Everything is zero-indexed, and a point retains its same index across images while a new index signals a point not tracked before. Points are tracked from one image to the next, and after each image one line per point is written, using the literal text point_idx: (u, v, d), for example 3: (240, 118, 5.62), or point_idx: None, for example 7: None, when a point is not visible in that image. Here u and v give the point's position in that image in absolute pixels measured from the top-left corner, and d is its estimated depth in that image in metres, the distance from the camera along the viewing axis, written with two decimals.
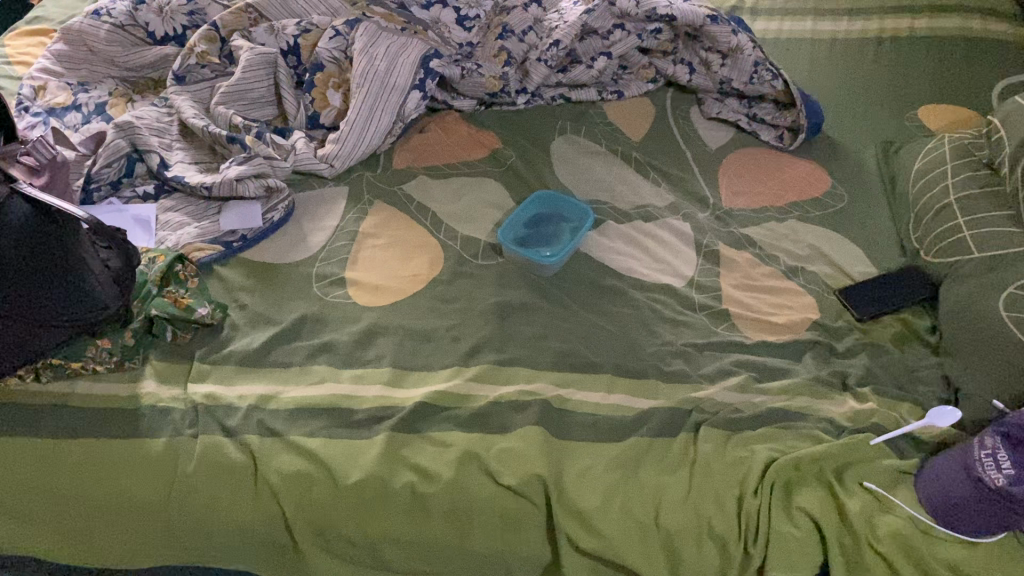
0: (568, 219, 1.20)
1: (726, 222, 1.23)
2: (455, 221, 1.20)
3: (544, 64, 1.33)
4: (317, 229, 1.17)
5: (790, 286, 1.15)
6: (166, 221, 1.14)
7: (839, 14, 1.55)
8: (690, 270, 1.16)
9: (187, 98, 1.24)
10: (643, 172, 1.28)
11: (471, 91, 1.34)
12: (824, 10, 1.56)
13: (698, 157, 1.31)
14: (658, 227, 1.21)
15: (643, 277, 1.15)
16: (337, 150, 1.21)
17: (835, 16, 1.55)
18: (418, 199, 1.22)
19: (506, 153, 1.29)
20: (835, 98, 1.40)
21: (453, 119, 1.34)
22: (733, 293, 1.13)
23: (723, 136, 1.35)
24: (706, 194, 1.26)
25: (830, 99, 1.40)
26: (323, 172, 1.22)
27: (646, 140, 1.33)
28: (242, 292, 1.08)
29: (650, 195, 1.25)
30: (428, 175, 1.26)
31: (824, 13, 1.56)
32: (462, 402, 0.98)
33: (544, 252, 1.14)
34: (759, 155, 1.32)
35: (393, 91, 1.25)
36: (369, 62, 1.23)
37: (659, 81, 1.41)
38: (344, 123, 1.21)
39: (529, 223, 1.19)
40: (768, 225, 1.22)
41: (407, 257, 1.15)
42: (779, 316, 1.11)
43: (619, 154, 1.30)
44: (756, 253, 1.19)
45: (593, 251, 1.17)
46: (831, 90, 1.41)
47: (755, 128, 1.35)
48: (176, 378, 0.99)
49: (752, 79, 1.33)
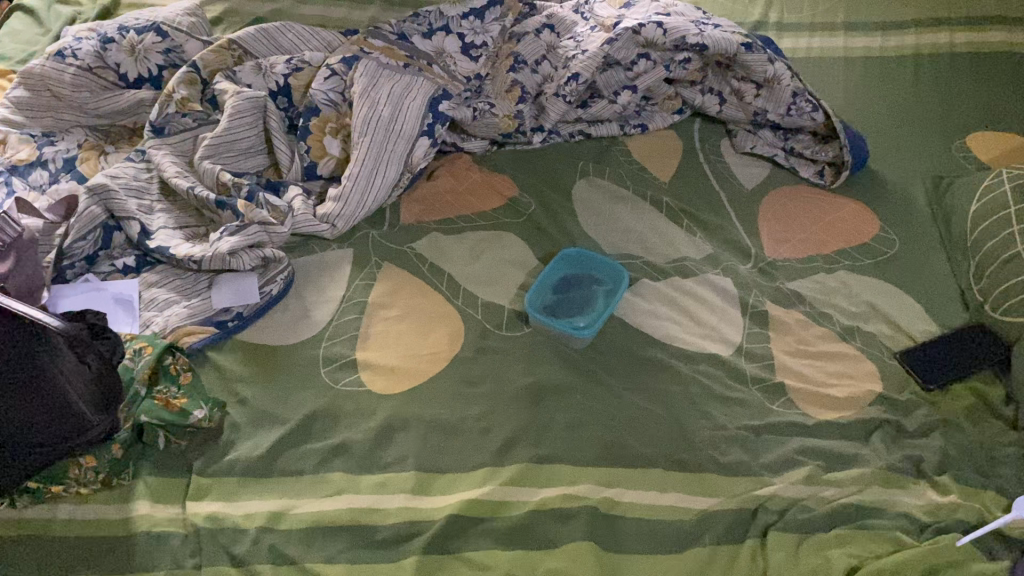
0: (600, 280, 1.08)
1: (771, 276, 1.12)
2: (474, 284, 1.08)
3: (562, 99, 1.21)
4: (321, 300, 1.04)
5: (847, 351, 1.04)
6: (151, 298, 1.01)
7: (870, 27, 1.44)
8: (737, 335, 1.05)
9: (167, 153, 1.11)
10: (675, 219, 1.17)
11: (483, 133, 1.22)
12: (854, 23, 1.44)
13: (733, 199, 1.20)
14: (698, 285, 1.09)
15: (686, 345, 1.03)
16: (339, 209, 1.09)
17: (867, 30, 1.43)
18: (431, 259, 1.10)
19: (525, 202, 1.17)
20: (876, 125, 1.29)
21: (463, 162, 1.21)
22: (787, 362, 1.03)
23: (759, 173, 1.23)
24: (746, 243, 1.15)
25: (871, 127, 1.29)
26: (325, 233, 1.09)
27: (675, 180, 1.22)
28: (241, 385, 0.95)
29: (685, 245, 1.14)
30: (440, 231, 1.14)
31: (855, 27, 1.44)
32: (500, 512, 0.87)
33: (577, 322, 1.02)
34: (799, 195, 1.21)
35: (400, 139, 1.12)
36: (371, 106, 1.11)
37: (685, 112, 1.29)
38: (347, 178, 1.09)
39: (559, 287, 1.07)
40: (816, 278, 1.12)
41: (424, 332, 1.02)
42: (839, 390, 1.00)
43: (648, 199, 1.19)
44: (807, 312, 1.08)
45: (629, 314, 1.06)
46: (872, 117, 1.30)
47: (793, 164, 1.24)
48: (173, 495, 0.87)
49: (790, 111, 1.22)
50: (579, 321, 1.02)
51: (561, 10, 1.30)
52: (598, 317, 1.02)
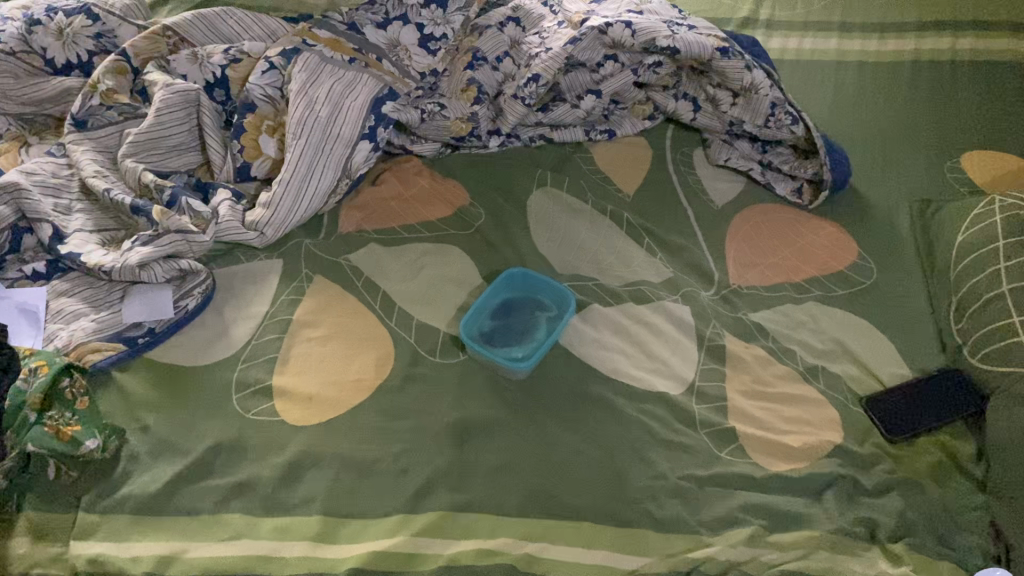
0: (544, 305, 1.00)
1: (732, 305, 1.03)
2: (410, 304, 1.00)
3: (521, 102, 1.11)
4: (242, 317, 0.97)
5: (807, 394, 0.96)
6: (58, 309, 0.94)
7: (868, 28, 1.33)
8: (689, 372, 0.97)
9: (89, 149, 1.03)
10: (636, 236, 1.08)
11: (434, 135, 1.13)
12: (851, 22, 1.34)
13: (700, 216, 1.11)
14: (652, 313, 1.01)
15: (633, 381, 0.96)
16: (268, 216, 1.00)
17: (864, 31, 1.33)
18: (367, 273, 1.03)
19: (474, 213, 1.09)
20: (866, 139, 1.19)
21: (413, 166, 1.13)
22: (740, 405, 0.95)
23: (732, 189, 1.14)
24: (710, 267, 1.06)
25: (859, 140, 1.19)
26: (253, 241, 1.02)
27: (640, 193, 1.13)
28: (145, 411, 0.89)
29: (643, 267, 1.05)
30: (380, 242, 1.06)
31: (852, 27, 1.33)
32: (406, 566, 0.80)
33: (514, 354, 0.94)
34: (774, 214, 1.12)
35: (338, 142, 1.04)
36: (308, 105, 1.02)
37: (657, 118, 1.20)
38: (277, 184, 1.01)
39: (499, 311, 0.99)
40: (783, 310, 1.03)
41: (350, 356, 0.95)
42: (794, 439, 0.92)
43: (609, 213, 1.10)
44: (768, 347, 1.00)
45: (574, 343, 0.98)
46: (861, 129, 1.20)
47: (769, 179, 1.15)
48: (56, 532, 0.80)
49: (768, 122, 1.12)
50: (517, 353, 0.94)
51: (529, 2, 1.20)
52: (538, 349, 0.94)
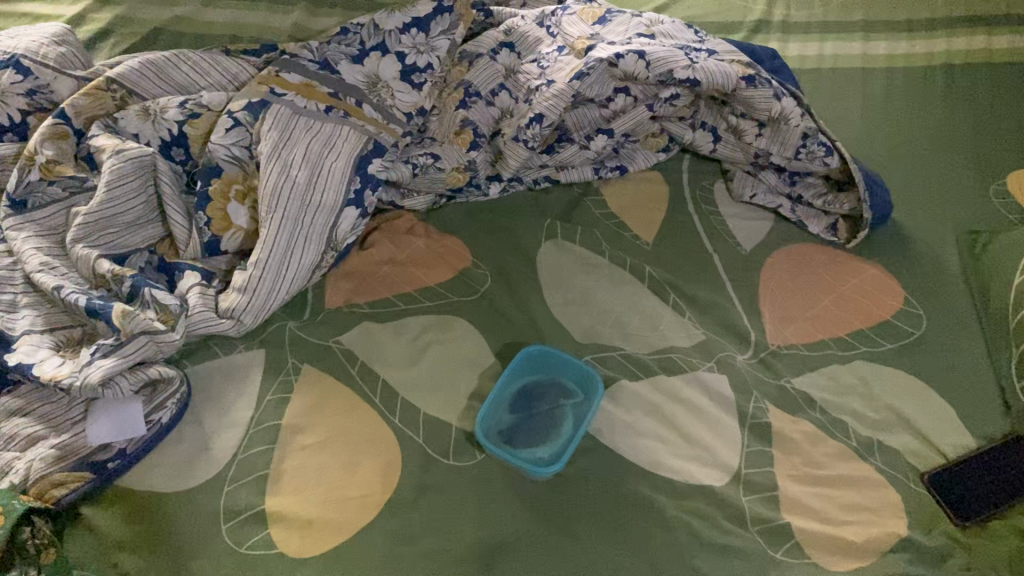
0: (567, 390, 0.90)
1: (774, 370, 0.93)
2: (416, 393, 0.88)
3: (523, 145, 0.99)
4: (224, 425, 0.85)
5: (865, 475, 0.86)
6: (12, 435, 0.81)
7: (893, 41, 1.23)
8: (734, 458, 0.87)
9: (31, 235, 0.88)
10: (660, 292, 0.97)
11: (427, 188, 1.01)
12: (874, 35, 1.24)
13: (729, 264, 1.00)
14: (687, 386, 0.90)
15: (672, 474, 0.85)
16: (245, 302, 0.88)
17: (888, 44, 1.23)
18: (364, 358, 0.90)
19: (479, 275, 0.97)
20: (903, 164, 1.09)
21: (405, 224, 1.00)
22: (793, 493, 0.85)
23: (760, 228, 1.04)
24: (746, 325, 0.95)
25: (895, 167, 1.09)
26: (229, 331, 0.88)
27: (661, 240, 1.01)
28: (121, 553, 0.77)
29: (672, 329, 0.94)
30: (374, 317, 0.93)
31: (875, 40, 1.24)
32: None
33: (539, 455, 0.85)
34: (809, 257, 1.01)
35: (320, 211, 0.91)
36: (283, 171, 0.89)
37: (672, 149, 1.09)
38: (254, 265, 0.87)
39: (518, 400, 0.89)
40: (829, 372, 0.93)
41: (353, 465, 0.83)
42: (856, 532, 0.83)
43: (629, 267, 0.98)
44: (817, 420, 0.90)
45: (604, 431, 0.87)
46: (896, 154, 1.10)
47: (802, 216, 1.04)
48: None
49: (799, 154, 1.00)
50: (542, 454, 0.85)
51: (523, 22, 1.07)
52: (566, 449, 0.85)
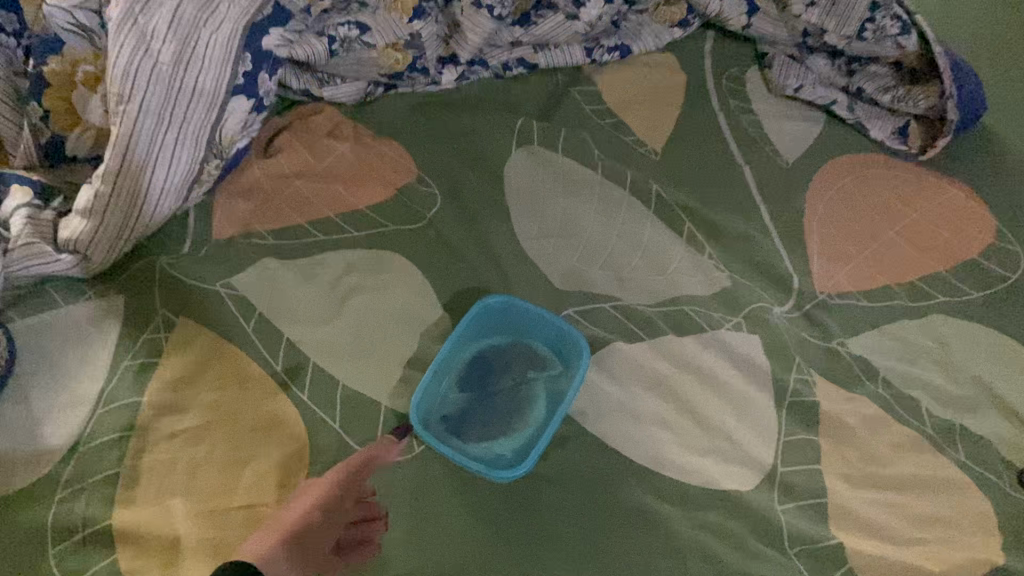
0: (537, 361, 0.68)
1: (823, 328, 0.68)
2: (333, 360, 0.64)
3: (487, 13, 0.73)
4: (60, 404, 0.61)
5: (945, 474, 0.63)
6: None
7: None
8: (766, 454, 0.63)
9: None
10: (671, 219, 0.72)
11: (353, 72, 0.74)
12: None
13: (764, 181, 0.74)
14: (704, 352, 0.66)
15: (681, 474, 0.62)
16: (90, 231, 0.62)
17: None
18: (262, 309, 0.66)
19: (425, 195, 0.71)
20: (989, 59, 0.83)
21: (326, 123, 0.74)
22: (846, 502, 0.62)
23: (807, 132, 0.77)
24: (786, 265, 0.71)
25: (978, 61, 0.83)
26: (68, 270, 0.64)
27: (674, 147, 0.75)
28: None
29: (685, 272, 0.70)
30: (279, 251, 0.68)
31: None
32: None
33: (499, 452, 0.63)
34: (871, 172, 0.76)
35: (196, 105, 0.64)
36: (137, 45, 0.61)
37: (691, 24, 0.81)
38: (100, 181, 0.62)
39: (472, 373, 0.67)
40: (896, 330, 0.69)
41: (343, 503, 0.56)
42: (933, 558, 0.59)
43: (629, 185, 0.73)
44: (880, 397, 0.66)
45: (590, 414, 0.64)
46: (979, 49, 0.84)
47: (862, 117, 0.78)
48: None
49: (867, 32, 0.75)
50: (502, 450, 0.63)
51: None
52: (534, 442, 0.63)
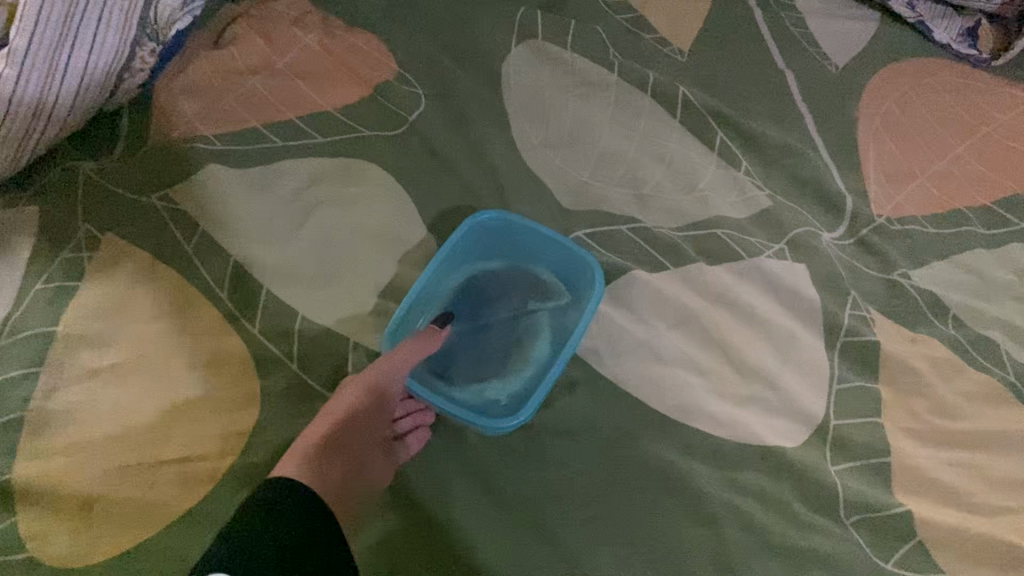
0: (543, 287, 0.58)
1: (881, 256, 0.57)
2: (294, 285, 0.53)
3: None
4: None
5: None
6: None
7: None
8: (819, 404, 0.52)
9: None
10: (700, 129, 0.61)
11: None
12: None
13: (809, 88, 0.63)
14: (741, 283, 0.55)
15: (715, 426, 0.51)
16: None
17: None
18: (208, 225, 0.54)
19: (408, 97, 0.60)
20: None
21: (291, 14, 0.63)
22: (916, 462, 0.50)
23: (857, 33, 0.66)
24: (837, 183, 0.59)
25: None
26: None
27: (702, 48, 0.64)
28: None
29: (717, 189, 0.59)
30: (230, 156, 0.56)
31: None
32: None
33: (491, 397, 0.53)
34: (935, 79, 0.64)
35: None
36: None
37: None
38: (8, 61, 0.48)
39: (461, 305, 0.57)
40: (968, 261, 0.58)
41: (382, 412, 0.50)
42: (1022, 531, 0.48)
43: (651, 88, 0.61)
44: (952, 337, 0.55)
45: (604, 355, 0.53)
46: None
47: (924, 15, 0.66)
48: None
49: None
50: (496, 394, 0.53)
51: None
52: (533, 385, 0.53)
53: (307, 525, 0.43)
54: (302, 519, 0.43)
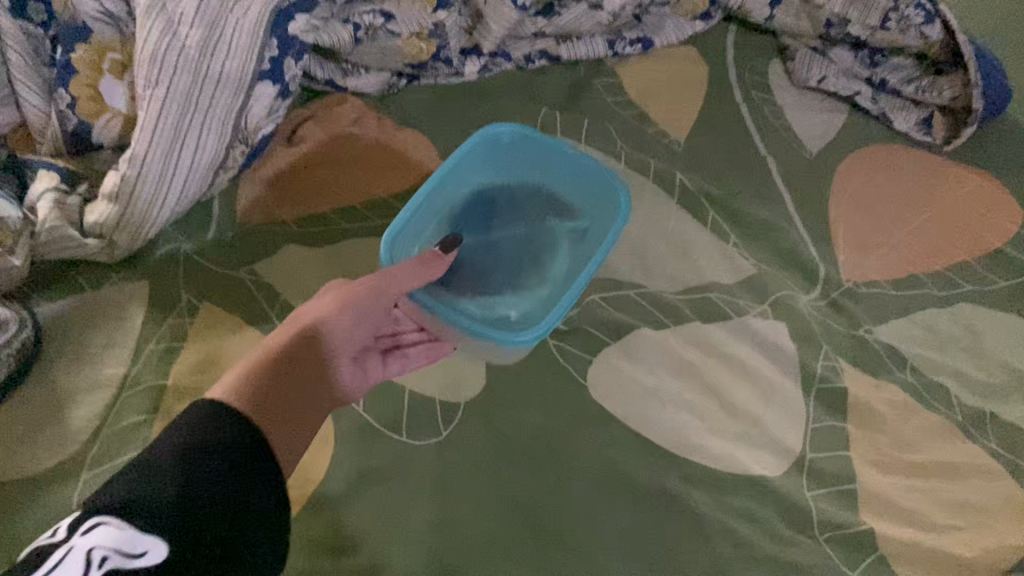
0: (560, 207, 0.71)
1: (849, 316, 0.68)
2: None
3: (511, 3, 0.73)
4: (85, 390, 0.59)
5: (975, 462, 0.62)
6: None
7: None
8: (795, 441, 0.62)
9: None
10: (695, 209, 0.72)
11: (378, 61, 0.74)
12: None
13: (788, 171, 0.74)
14: (731, 340, 0.66)
15: (709, 458, 0.61)
16: (120, 214, 0.62)
17: None
18: (287, 295, 0.65)
19: None
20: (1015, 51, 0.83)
21: (350, 113, 0.74)
22: (877, 488, 0.61)
23: (830, 123, 0.77)
24: (812, 254, 0.70)
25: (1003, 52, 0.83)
26: (98, 256, 0.64)
27: (697, 139, 0.76)
28: None
29: (710, 259, 0.70)
30: (304, 238, 0.68)
31: None
32: None
33: (501, 313, 0.63)
34: (896, 163, 0.75)
35: (222, 87, 0.64)
36: (164, 29, 0.62)
37: (715, 16, 0.81)
38: (127, 163, 0.62)
39: (479, 215, 0.69)
40: (924, 320, 0.68)
41: (374, 321, 0.56)
42: (963, 544, 0.58)
43: (652, 175, 0.73)
44: (910, 385, 0.65)
45: (617, 399, 0.63)
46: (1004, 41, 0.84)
47: (886, 108, 0.78)
48: None
49: (888, 21, 0.76)
50: (505, 310, 0.64)
51: None
52: (541, 299, 0.65)
53: (227, 461, 0.43)
54: (224, 458, 0.43)
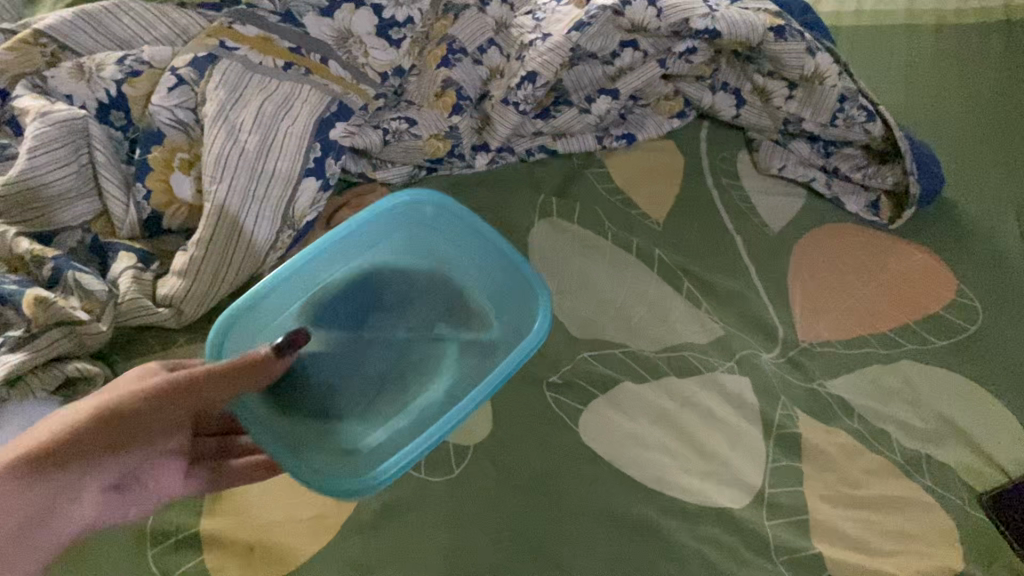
0: (462, 313, 0.72)
1: (805, 372, 0.79)
2: None
3: (515, 109, 0.87)
4: None
5: (913, 495, 0.72)
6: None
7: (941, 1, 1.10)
8: (756, 478, 0.73)
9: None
10: (672, 280, 0.84)
11: (403, 157, 0.88)
12: None
13: (752, 248, 0.87)
14: (702, 392, 0.77)
15: (683, 492, 0.71)
16: (187, 287, 0.74)
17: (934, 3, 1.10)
18: None
19: None
20: (951, 143, 0.96)
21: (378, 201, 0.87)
22: (827, 518, 0.71)
23: (788, 208, 0.91)
24: (772, 318, 0.82)
25: (940, 143, 0.96)
26: (167, 322, 0.75)
27: (674, 221, 0.88)
28: None
29: (685, 322, 0.81)
30: None
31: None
32: None
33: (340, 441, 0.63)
34: (846, 241, 0.88)
35: (275, 183, 0.78)
36: (229, 136, 0.77)
37: (689, 114, 0.96)
38: (194, 244, 0.75)
39: (354, 311, 0.71)
40: (870, 374, 0.79)
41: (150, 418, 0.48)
42: (901, 565, 0.68)
43: (635, 250, 0.85)
44: (857, 430, 0.76)
45: (604, 441, 0.74)
46: (941, 134, 0.97)
47: (838, 193, 0.91)
48: None
49: (835, 121, 0.89)
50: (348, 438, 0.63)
51: None
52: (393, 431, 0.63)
53: None
54: None
